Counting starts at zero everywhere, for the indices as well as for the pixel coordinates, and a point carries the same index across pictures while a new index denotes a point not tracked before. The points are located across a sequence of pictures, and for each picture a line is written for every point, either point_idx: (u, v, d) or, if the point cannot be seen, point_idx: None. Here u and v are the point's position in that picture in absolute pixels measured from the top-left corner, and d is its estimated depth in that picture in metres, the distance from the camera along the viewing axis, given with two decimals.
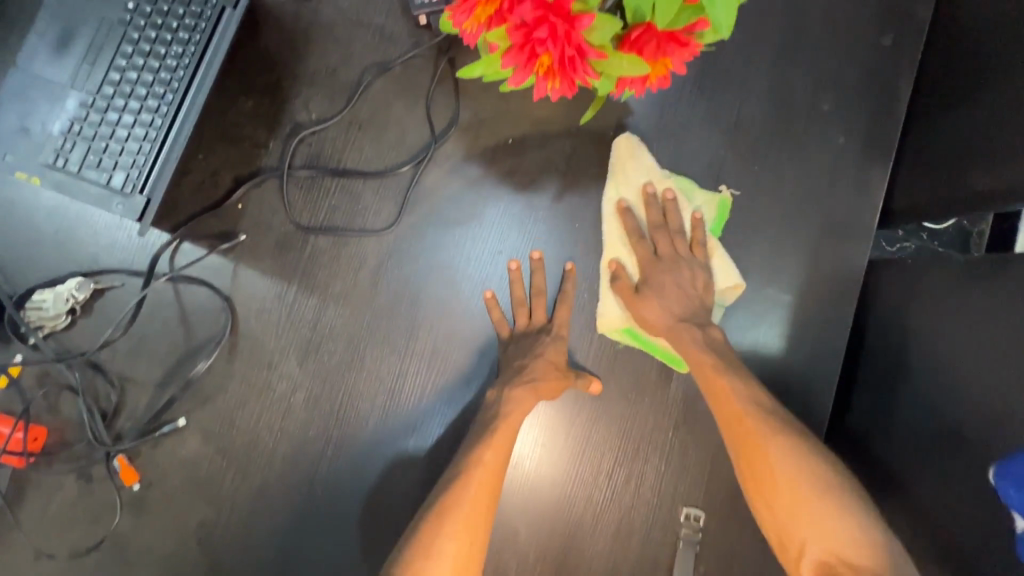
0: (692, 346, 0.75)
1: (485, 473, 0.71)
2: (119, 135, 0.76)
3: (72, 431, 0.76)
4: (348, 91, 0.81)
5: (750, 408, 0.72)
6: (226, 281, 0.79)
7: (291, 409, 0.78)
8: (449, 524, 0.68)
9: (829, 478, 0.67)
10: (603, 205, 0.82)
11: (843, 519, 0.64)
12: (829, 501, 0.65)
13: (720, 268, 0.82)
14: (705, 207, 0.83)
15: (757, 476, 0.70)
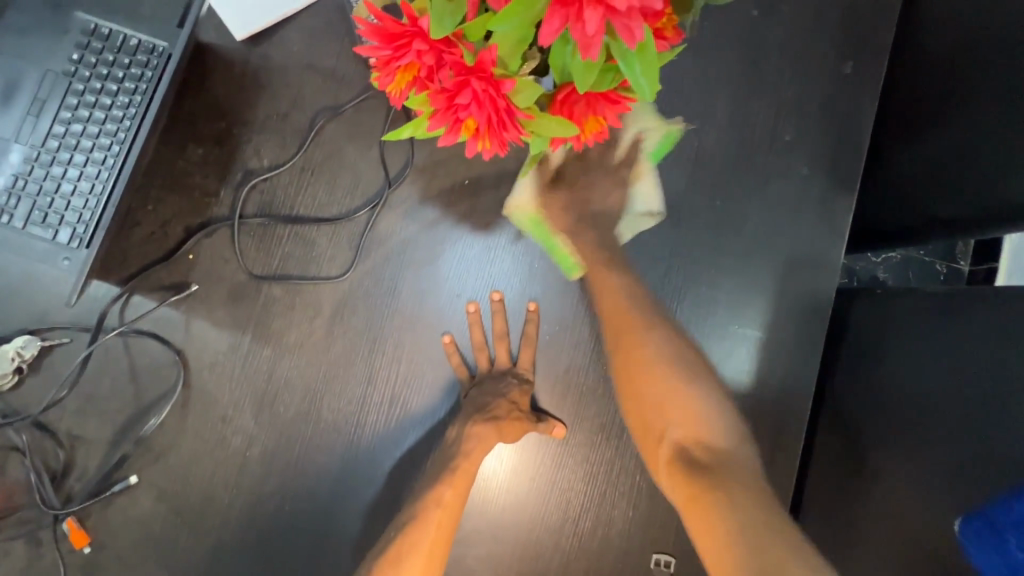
0: (607, 283, 0.76)
1: (442, 515, 0.72)
2: (64, 189, 0.75)
3: (19, 494, 0.73)
4: (300, 136, 0.80)
5: (644, 331, 0.74)
6: (178, 333, 0.77)
7: (246, 463, 0.76)
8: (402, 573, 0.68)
9: (692, 373, 0.72)
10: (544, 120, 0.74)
11: (694, 392, 0.71)
12: (695, 402, 0.70)
13: (645, 188, 0.81)
14: (652, 132, 0.79)
15: (632, 365, 0.73)
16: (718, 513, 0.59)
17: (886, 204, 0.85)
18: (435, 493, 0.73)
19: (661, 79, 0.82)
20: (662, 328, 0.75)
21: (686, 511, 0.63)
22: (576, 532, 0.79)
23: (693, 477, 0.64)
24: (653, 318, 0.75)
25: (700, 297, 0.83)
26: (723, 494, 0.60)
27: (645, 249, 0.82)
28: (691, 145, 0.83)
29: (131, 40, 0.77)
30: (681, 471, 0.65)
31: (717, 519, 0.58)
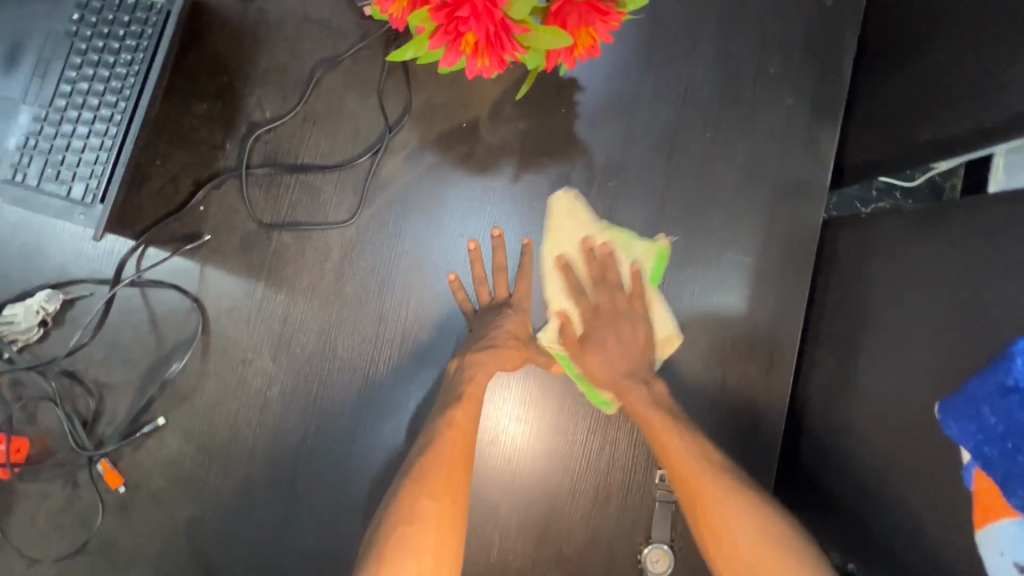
0: (636, 394, 0.77)
1: (456, 436, 0.72)
2: (75, 147, 0.77)
3: (54, 440, 0.77)
4: (300, 87, 0.82)
5: (706, 470, 0.71)
6: (194, 282, 0.80)
7: (267, 403, 0.80)
8: (425, 487, 0.68)
9: (788, 535, 0.66)
10: (541, 256, 0.85)
11: (785, 545, 0.64)
12: (779, 543, 0.65)
13: (657, 320, 0.85)
14: (644, 258, 0.85)
15: (718, 541, 0.68)
16: None
17: (860, 137, 0.85)
18: (447, 415, 0.73)
19: (648, 19, 0.85)
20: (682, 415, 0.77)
21: None
22: (586, 452, 0.83)
23: None
24: (678, 426, 0.75)
25: (692, 226, 0.86)
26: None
27: (637, 184, 0.85)
28: (679, 82, 0.86)
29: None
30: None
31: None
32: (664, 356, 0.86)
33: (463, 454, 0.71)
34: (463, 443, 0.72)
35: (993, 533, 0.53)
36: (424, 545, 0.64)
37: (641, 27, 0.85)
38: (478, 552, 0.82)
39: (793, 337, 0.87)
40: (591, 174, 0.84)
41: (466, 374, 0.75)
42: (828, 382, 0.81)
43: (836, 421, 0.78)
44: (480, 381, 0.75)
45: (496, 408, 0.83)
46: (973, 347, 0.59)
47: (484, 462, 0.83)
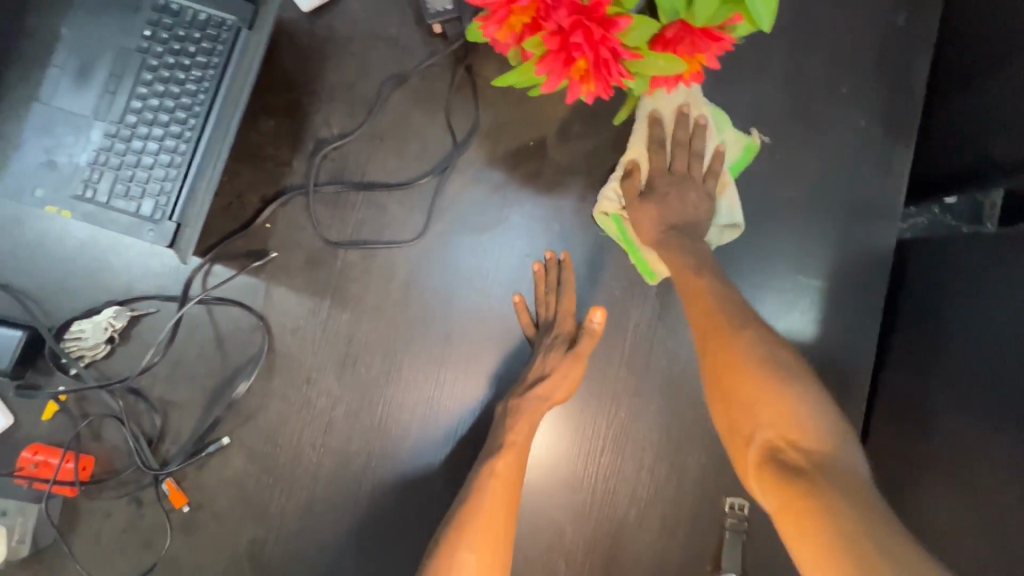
0: (681, 252, 0.72)
1: (497, 483, 0.71)
2: (145, 163, 0.77)
3: (119, 458, 0.77)
4: (368, 104, 0.82)
5: (724, 307, 0.67)
6: (260, 299, 0.79)
7: (332, 423, 0.79)
8: (467, 538, 0.66)
9: (798, 378, 0.60)
10: (641, 106, 0.76)
11: (799, 399, 0.58)
12: (782, 379, 0.59)
13: (726, 204, 0.79)
14: (731, 144, 0.79)
15: (717, 355, 0.64)
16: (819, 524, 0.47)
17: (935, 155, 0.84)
18: (488, 463, 0.72)
19: None
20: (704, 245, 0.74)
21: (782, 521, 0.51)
22: (653, 479, 0.81)
23: (788, 478, 0.52)
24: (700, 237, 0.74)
25: (762, 248, 0.84)
26: (821, 503, 0.48)
27: None
28: (749, 100, 0.84)
29: (201, 16, 0.78)
30: (775, 474, 0.53)
31: (818, 541, 0.46)
32: (715, 242, 0.81)
33: (503, 502, 0.70)
34: (503, 489, 0.71)
35: None
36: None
37: None
38: None
39: (865, 362, 0.85)
40: None
41: (510, 421, 0.75)
42: (906, 411, 0.79)
43: (916, 451, 0.76)
44: (522, 429, 0.74)
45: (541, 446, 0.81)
46: None
47: (546, 488, 0.81)
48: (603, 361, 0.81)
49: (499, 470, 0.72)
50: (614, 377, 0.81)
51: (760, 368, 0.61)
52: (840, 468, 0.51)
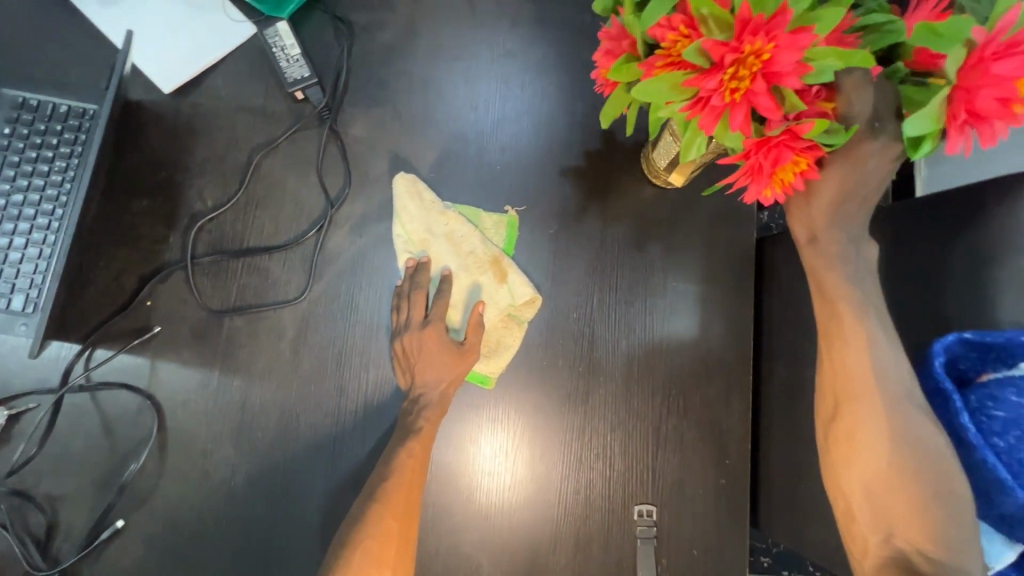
0: (850, 351, 0.64)
1: (396, 502, 0.72)
2: (13, 259, 0.76)
3: (6, 566, 0.74)
4: (240, 173, 0.84)
5: (888, 411, 0.61)
6: (146, 377, 0.79)
7: (233, 493, 0.78)
8: (388, 507, 0.72)
9: (959, 510, 0.57)
10: (397, 242, 0.84)
11: (940, 541, 0.57)
12: (934, 512, 0.57)
13: (514, 283, 0.84)
14: (492, 229, 0.86)
15: (850, 444, 0.63)
16: None
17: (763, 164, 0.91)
18: (387, 483, 0.73)
19: (567, 76, 0.91)
20: (931, 417, 0.61)
21: None
22: (563, 499, 0.82)
23: None
24: (890, 368, 0.62)
25: (635, 259, 0.88)
26: None
27: (578, 228, 0.88)
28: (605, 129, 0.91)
29: (60, 108, 0.80)
30: None
31: None
32: (523, 320, 0.84)
33: (420, 477, 0.76)
34: (420, 466, 0.76)
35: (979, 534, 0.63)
36: (387, 558, 0.69)
37: (561, 84, 0.91)
38: None
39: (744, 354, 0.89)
40: (532, 222, 0.87)
41: (404, 448, 0.75)
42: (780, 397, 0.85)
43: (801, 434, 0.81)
44: (420, 452, 0.76)
45: (451, 476, 0.82)
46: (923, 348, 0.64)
47: (460, 522, 0.81)
48: (497, 387, 0.83)
49: (416, 449, 0.76)
50: (510, 401, 0.83)
51: (902, 487, 0.59)
52: None
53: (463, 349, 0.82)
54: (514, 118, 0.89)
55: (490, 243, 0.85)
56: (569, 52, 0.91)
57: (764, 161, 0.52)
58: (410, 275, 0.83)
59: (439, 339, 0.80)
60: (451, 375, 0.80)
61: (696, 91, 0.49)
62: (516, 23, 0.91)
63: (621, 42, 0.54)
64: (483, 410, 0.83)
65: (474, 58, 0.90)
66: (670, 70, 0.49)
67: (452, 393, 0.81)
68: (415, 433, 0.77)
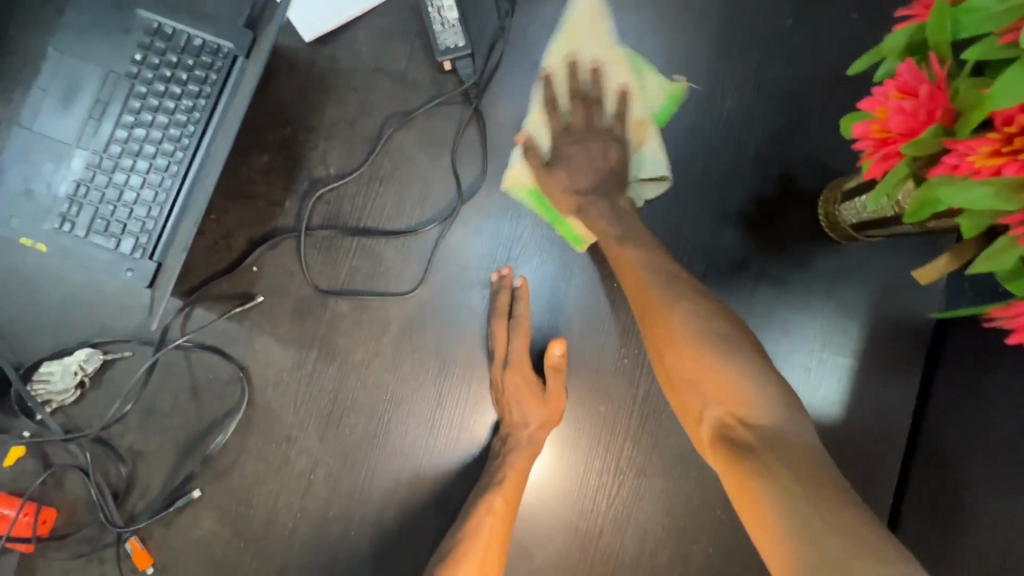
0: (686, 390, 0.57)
1: (476, 559, 0.65)
2: (128, 199, 0.72)
3: (82, 512, 0.71)
4: (368, 143, 0.76)
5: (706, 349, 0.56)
6: (241, 348, 0.74)
7: (311, 486, 0.73)
8: (458, 574, 0.64)
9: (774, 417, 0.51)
10: (550, 56, 0.77)
11: (742, 374, 0.54)
12: (737, 367, 0.54)
13: (651, 155, 0.77)
14: (653, 90, 0.77)
15: (660, 334, 0.61)
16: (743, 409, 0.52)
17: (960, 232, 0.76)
18: (467, 535, 0.67)
19: (750, 93, 0.78)
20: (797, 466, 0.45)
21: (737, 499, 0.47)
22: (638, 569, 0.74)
23: (741, 459, 0.47)
24: (717, 335, 0.57)
25: (781, 316, 0.77)
26: (756, 471, 0.45)
27: (727, 272, 0.77)
28: (783, 161, 0.77)
29: (195, 41, 0.73)
30: (723, 448, 0.50)
31: (765, 510, 0.43)
32: (644, 197, 0.77)
33: (495, 551, 0.67)
34: (495, 539, 0.67)
35: None
36: None
37: (741, 101, 0.78)
38: None
39: (890, 449, 0.77)
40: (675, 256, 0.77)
41: (483, 503, 0.68)
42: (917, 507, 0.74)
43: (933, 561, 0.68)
44: (501, 510, 0.68)
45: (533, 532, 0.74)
46: None
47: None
48: (599, 430, 0.75)
49: (497, 505, 0.68)
50: (616, 450, 0.75)
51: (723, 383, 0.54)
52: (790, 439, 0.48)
53: (549, 394, 0.73)
54: (677, 130, 0.78)
55: (632, 158, 0.76)
56: (759, 65, 0.78)
57: None
58: (490, 293, 0.74)
59: (525, 376, 0.72)
60: (543, 416, 0.72)
61: None
62: (701, 19, 0.78)
63: (929, 108, 0.41)
64: (580, 454, 0.75)
65: (645, 54, 0.78)
66: (1000, 167, 0.37)
67: (544, 438, 0.72)
68: (498, 486, 0.69)
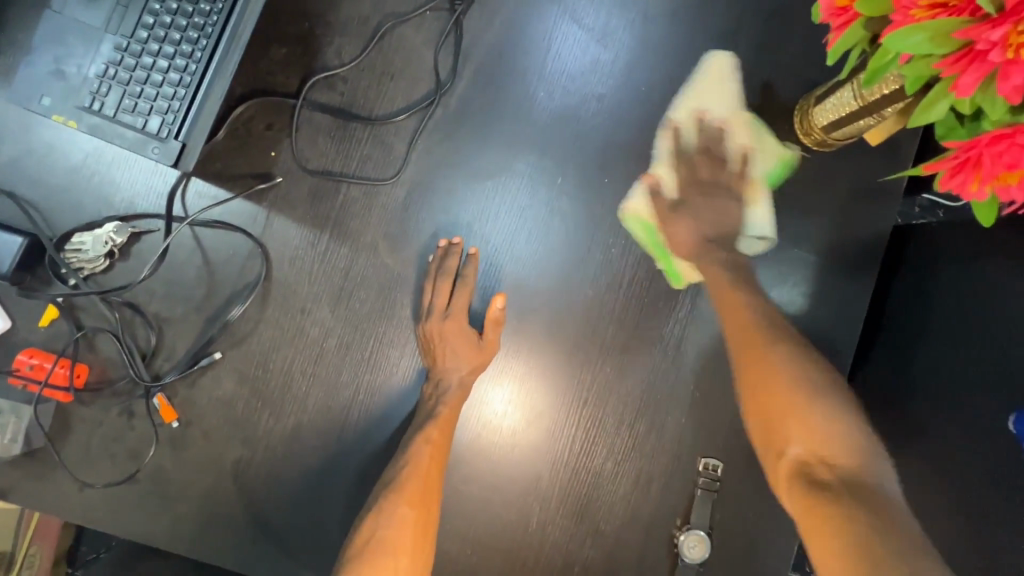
0: (739, 309, 0.75)
1: (432, 450, 0.76)
2: (154, 80, 0.75)
3: (113, 370, 0.78)
4: (380, 39, 0.81)
5: (783, 363, 0.70)
6: (259, 226, 0.80)
7: (324, 355, 0.80)
8: (403, 495, 0.73)
9: (837, 396, 0.67)
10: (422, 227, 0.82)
11: (836, 418, 0.64)
12: (818, 396, 0.67)
13: (757, 214, 0.83)
14: (769, 157, 0.82)
15: (756, 372, 0.70)
16: (807, 425, 0.65)
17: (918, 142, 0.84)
18: (424, 431, 0.76)
19: (737, 7, 0.84)
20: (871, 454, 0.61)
21: (804, 522, 0.59)
22: (616, 438, 0.82)
23: (814, 495, 0.59)
24: (812, 373, 0.69)
25: (758, 216, 0.84)
26: (845, 514, 0.55)
27: (710, 173, 0.84)
28: (764, 72, 0.84)
29: None
30: (799, 491, 0.61)
31: (834, 551, 0.54)
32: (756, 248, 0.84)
33: (434, 473, 0.75)
34: (433, 465, 0.76)
35: None
36: (401, 541, 0.71)
37: (728, 14, 0.84)
38: (517, 523, 0.81)
39: (847, 340, 0.86)
40: (662, 158, 0.84)
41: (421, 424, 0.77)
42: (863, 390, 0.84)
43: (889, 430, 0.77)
44: (441, 431, 0.77)
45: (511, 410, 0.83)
46: None
47: (518, 451, 0.82)
48: (586, 311, 0.83)
49: (434, 436, 0.76)
50: (601, 330, 0.83)
51: (810, 398, 0.67)
52: (856, 474, 0.59)
53: (485, 343, 0.81)
54: (668, 39, 0.84)
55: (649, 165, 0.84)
56: None
57: (990, 155, 0.47)
58: (439, 255, 0.80)
59: (462, 331, 0.80)
60: (472, 363, 0.80)
61: (963, 45, 0.44)
62: None
63: None
64: (570, 334, 0.83)
65: None
66: (937, 14, 0.45)
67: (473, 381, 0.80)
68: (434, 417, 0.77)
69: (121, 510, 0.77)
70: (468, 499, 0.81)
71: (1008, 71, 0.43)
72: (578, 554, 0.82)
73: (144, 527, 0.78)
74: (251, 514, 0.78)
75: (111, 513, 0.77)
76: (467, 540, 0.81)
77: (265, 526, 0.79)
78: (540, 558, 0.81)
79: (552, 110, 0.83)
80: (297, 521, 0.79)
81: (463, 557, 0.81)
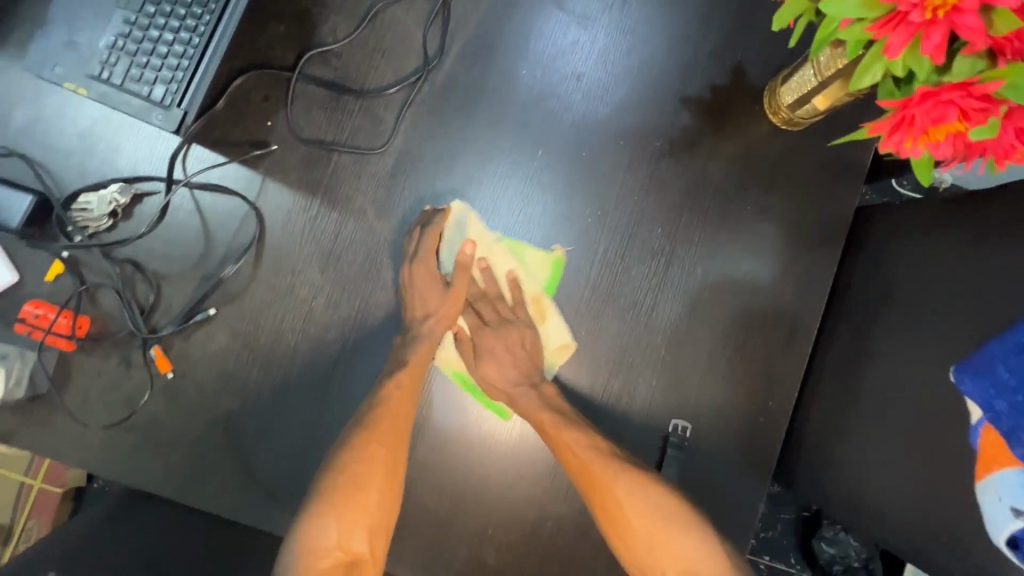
0: (569, 433, 0.80)
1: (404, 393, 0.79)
2: (160, 52, 0.79)
3: (113, 323, 0.82)
4: (373, 18, 0.86)
5: (650, 506, 0.74)
6: (255, 191, 0.85)
7: (313, 313, 0.85)
8: (375, 434, 0.76)
9: (683, 512, 0.74)
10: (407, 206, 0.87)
11: (704, 544, 0.71)
12: (678, 519, 0.73)
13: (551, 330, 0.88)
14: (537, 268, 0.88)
15: (610, 512, 0.76)
16: (673, 547, 0.71)
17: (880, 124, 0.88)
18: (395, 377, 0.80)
19: None
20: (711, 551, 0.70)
21: None
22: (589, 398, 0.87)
23: None
24: (651, 495, 0.75)
25: (728, 191, 0.89)
26: None
27: (683, 149, 0.89)
28: (736, 55, 0.89)
29: None
30: None
31: None
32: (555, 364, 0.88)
33: (401, 420, 0.79)
34: (399, 412, 0.79)
35: (984, 488, 0.58)
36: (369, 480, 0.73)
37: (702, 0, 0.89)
38: (492, 477, 0.85)
39: (812, 311, 0.90)
40: (637, 135, 0.88)
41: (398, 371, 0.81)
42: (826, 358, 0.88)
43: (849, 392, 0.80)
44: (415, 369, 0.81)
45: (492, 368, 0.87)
46: (991, 323, 0.63)
47: (497, 408, 0.86)
48: (564, 278, 0.87)
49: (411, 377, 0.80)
50: (577, 296, 0.87)
51: (661, 519, 0.73)
52: None
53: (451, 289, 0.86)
54: (645, 23, 0.89)
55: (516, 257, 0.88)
56: None
57: (920, 112, 0.51)
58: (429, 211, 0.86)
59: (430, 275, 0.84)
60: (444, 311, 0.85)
61: (890, 8, 0.49)
62: None
63: None
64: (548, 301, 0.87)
65: None
66: None
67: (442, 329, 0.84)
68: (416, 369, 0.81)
69: (117, 455, 0.81)
70: (446, 453, 0.85)
71: (926, 32, 0.47)
72: (551, 509, 0.86)
73: (138, 472, 0.82)
74: (240, 462, 0.83)
75: (107, 458, 0.81)
76: (444, 492, 0.85)
77: (253, 474, 0.83)
78: (514, 511, 0.85)
79: (531, 89, 0.88)
80: (284, 470, 0.83)
81: (440, 508, 0.84)
